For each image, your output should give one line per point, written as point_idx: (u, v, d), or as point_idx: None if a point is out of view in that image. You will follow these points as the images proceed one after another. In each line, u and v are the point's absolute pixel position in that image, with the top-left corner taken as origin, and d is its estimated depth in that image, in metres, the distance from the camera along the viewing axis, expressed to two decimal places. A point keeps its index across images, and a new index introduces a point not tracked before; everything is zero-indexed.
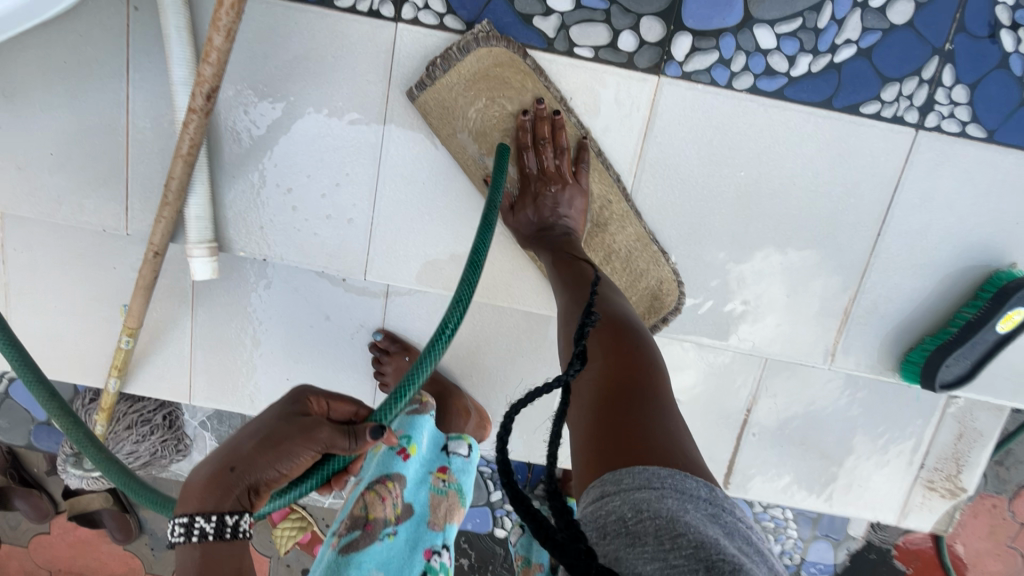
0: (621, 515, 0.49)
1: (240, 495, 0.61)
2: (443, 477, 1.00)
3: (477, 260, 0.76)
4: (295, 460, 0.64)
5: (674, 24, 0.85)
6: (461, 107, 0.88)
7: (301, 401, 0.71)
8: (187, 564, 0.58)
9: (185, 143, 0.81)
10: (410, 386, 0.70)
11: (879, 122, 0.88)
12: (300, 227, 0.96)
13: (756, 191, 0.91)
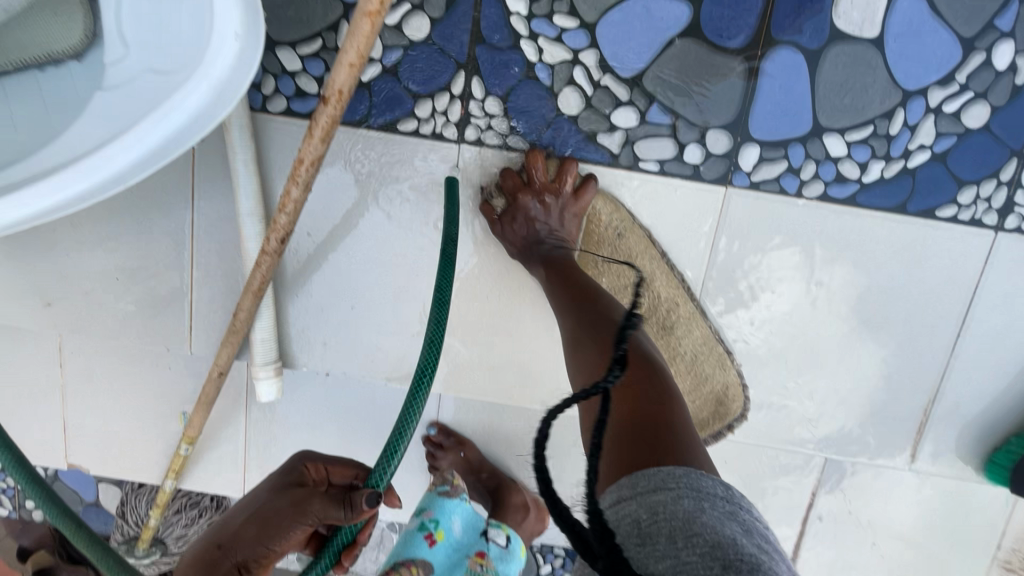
0: (637, 518, 0.54)
1: (229, 569, 0.77)
2: (481, 562, 1.08)
3: (442, 297, 0.78)
4: (282, 534, 0.80)
5: (741, 135, 0.84)
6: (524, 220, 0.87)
7: (299, 470, 0.89)
8: None
9: (255, 280, 0.81)
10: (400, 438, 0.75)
11: (955, 224, 0.86)
12: (363, 340, 0.96)
13: (827, 296, 0.90)
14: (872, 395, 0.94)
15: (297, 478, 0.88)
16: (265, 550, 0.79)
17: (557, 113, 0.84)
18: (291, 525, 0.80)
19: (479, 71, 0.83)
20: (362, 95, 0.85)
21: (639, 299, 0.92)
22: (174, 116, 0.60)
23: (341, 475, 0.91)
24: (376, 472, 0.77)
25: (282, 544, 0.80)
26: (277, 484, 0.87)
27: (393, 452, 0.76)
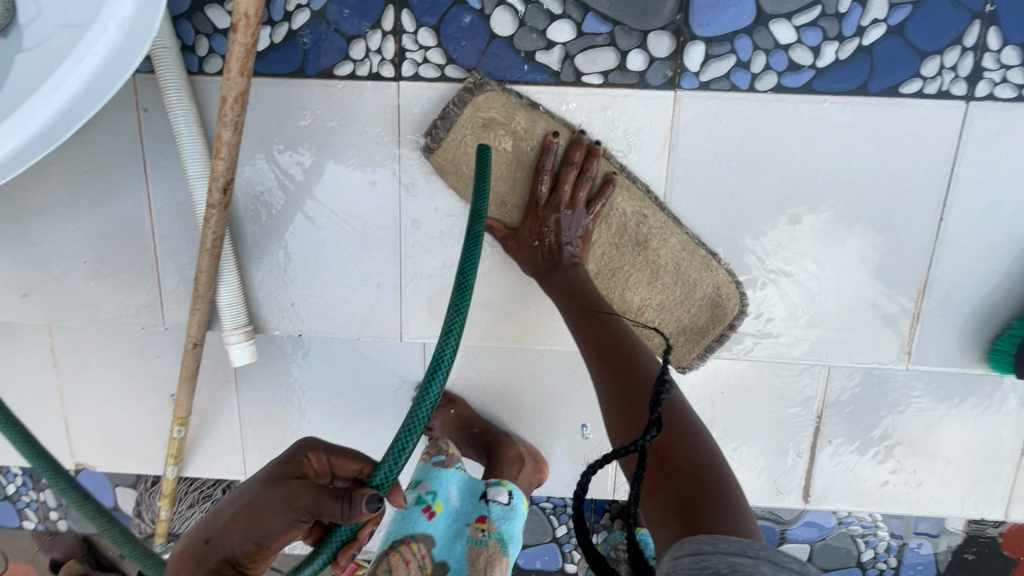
0: (718, 571, 0.56)
1: (218, 563, 0.69)
2: (482, 527, 1.04)
3: (466, 283, 0.71)
4: (274, 528, 0.69)
5: (683, 35, 0.81)
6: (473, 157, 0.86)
7: (298, 461, 0.77)
8: None
9: (208, 238, 0.81)
10: (413, 428, 0.68)
11: (923, 100, 0.81)
12: (329, 297, 0.94)
13: (796, 194, 0.86)
14: (859, 295, 0.90)
15: (295, 471, 0.75)
16: (253, 547, 0.69)
17: (492, 36, 0.82)
18: (281, 523, 0.68)
19: (407, 4, 0.82)
20: (295, 44, 0.84)
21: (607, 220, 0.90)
22: (89, 60, 0.60)
23: (347, 468, 0.81)
24: (382, 472, 0.70)
25: (274, 540, 0.70)
26: (274, 473, 0.75)
27: (403, 450, 0.69)
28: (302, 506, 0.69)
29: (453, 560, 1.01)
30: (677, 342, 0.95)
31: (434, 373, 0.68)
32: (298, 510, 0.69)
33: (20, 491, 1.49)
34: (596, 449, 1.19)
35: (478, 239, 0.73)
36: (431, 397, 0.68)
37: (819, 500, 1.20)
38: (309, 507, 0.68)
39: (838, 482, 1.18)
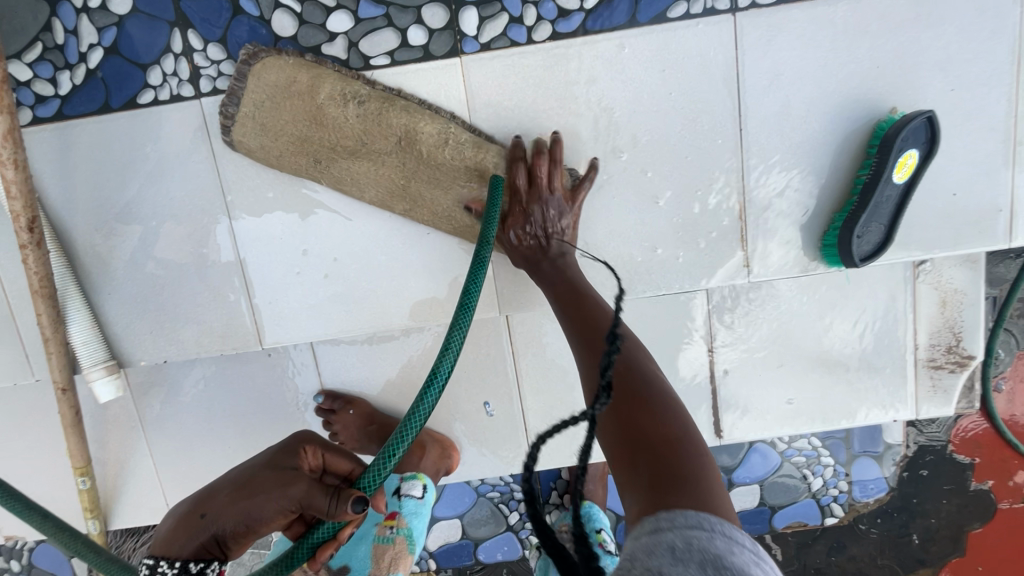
0: (673, 547, 0.44)
1: (207, 540, 0.77)
2: (391, 524, 1.01)
3: (467, 301, 0.78)
4: (262, 516, 0.78)
5: (454, 3, 0.84)
6: (271, 127, 0.87)
7: (296, 452, 0.85)
8: None
9: (34, 280, 0.83)
10: (399, 442, 0.73)
11: (692, 20, 0.84)
12: (185, 319, 0.97)
13: (601, 133, 0.88)
14: (686, 217, 0.92)
15: (291, 462, 0.83)
16: (245, 529, 0.78)
17: (277, 38, 0.86)
18: (272, 508, 0.77)
19: (191, 24, 0.86)
20: (95, 82, 0.88)
21: (412, 150, 0.87)
22: None
23: (338, 466, 0.87)
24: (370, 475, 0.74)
25: (262, 525, 0.78)
26: (272, 462, 0.83)
27: (394, 453, 0.73)
28: (294, 496, 0.78)
29: (354, 561, 0.97)
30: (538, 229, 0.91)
31: (428, 388, 0.73)
32: (290, 498, 0.78)
33: None
34: (503, 424, 1.20)
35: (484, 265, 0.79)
36: (425, 409, 0.72)
37: (734, 431, 1.20)
38: (295, 498, 0.77)
39: (747, 411, 1.18)
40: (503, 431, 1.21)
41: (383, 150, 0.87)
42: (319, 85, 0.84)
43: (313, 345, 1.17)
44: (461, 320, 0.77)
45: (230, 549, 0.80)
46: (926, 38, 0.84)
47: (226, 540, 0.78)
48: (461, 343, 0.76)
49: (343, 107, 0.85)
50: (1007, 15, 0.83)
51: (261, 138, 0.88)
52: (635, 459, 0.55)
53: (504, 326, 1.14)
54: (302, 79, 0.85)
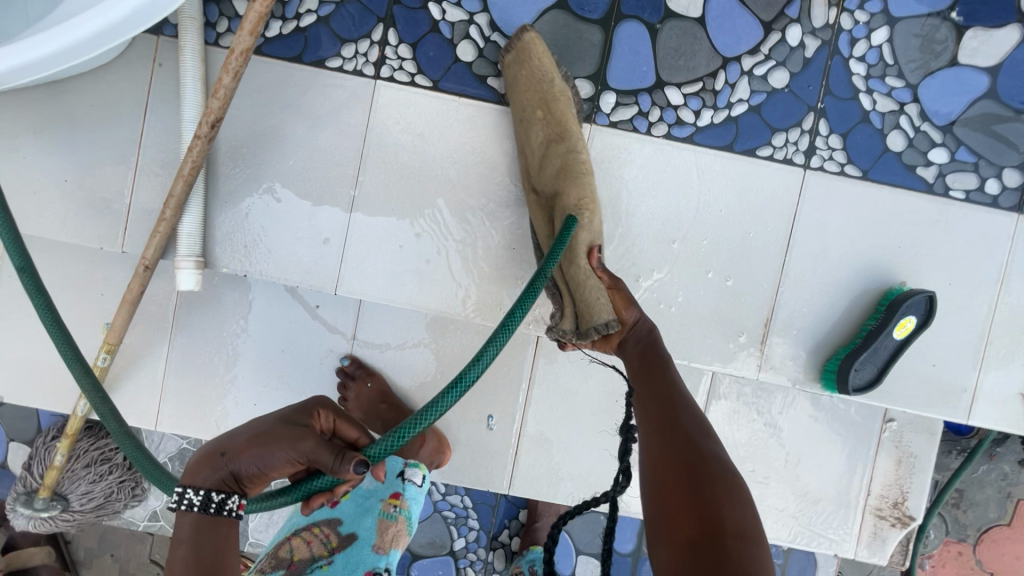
0: None
1: (226, 477, 0.79)
2: (395, 503, 1.02)
3: (509, 323, 0.79)
4: (276, 462, 0.80)
5: (601, 85, 1.06)
6: (529, 75, 1.01)
7: (310, 413, 0.86)
8: (183, 527, 0.77)
9: (187, 165, 0.95)
10: (411, 428, 0.75)
11: (773, 162, 1.06)
12: (279, 246, 1.08)
13: (678, 220, 1.07)
14: (723, 309, 1.09)
15: (304, 420, 0.85)
16: (259, 472, 0.80)
17: (456, 60, 1.06)
18: (284, 458, 0.79)
19: (395, 25, 1.05)
20: (299, 36, 1.05)
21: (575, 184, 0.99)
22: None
23: (346, 433, 0.87)
24: (380, 446, 0.77)
25: (275, 470, 0.80)
26: (286, 415, 0.85)
27: (404, 435, 0.76)
28: (303, 449, 0.79)
29: (362, 530, 0.97)
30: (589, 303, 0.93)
31: (454, 388, 0.76)
32: (300, 451, 0.80)
33: None
34: (499, 440, 1.29)
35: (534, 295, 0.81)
36: (442, 407, 0.75)
37: None
38: (307, 451, 0.79)
39: None
40: (494, 447, 1.30)
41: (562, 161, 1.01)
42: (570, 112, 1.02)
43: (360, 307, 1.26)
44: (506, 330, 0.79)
45: (245, 487, 0.81)
46: (937, 239, 1.07)
47: (242, 479, 0.80)
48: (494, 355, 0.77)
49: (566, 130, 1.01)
50: (999, 245, 1.07)
51: (517, 75, 1.02)
52: (683, 544, 0.65)
53: (532, 349, 1.27)
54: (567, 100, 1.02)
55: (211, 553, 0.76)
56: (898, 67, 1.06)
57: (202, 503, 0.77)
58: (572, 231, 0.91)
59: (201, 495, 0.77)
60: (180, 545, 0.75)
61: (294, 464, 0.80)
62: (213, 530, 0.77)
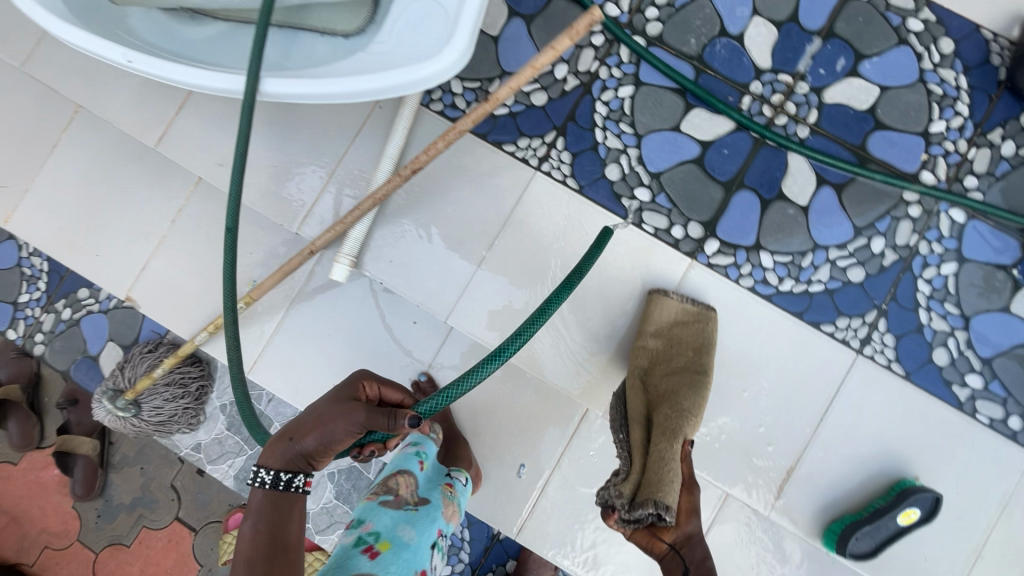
0: None
1: (295, 456, 0.93)
2: (452, 490, 1.20)
3: (545, 310, 1.00)
4: (335, 438, 0.93)
5: (710, 232, 1.29)
6: (674, 319, 1.25)
7: (355, 388, 1.04)
8: (256, 500, 0.91)
9: (380, 191, 1.19)
10: (456, 389, 0.93)
11: (832, 339, 1.25)
12: (415, 270, 1.33)
13: (740, 358, 1.26)
14: (756, 445, 1.25)
15: (352, 395, 1.02)
16: (323, 448, 0.93)
17: (603, 176, 1.31)
18: (342, 429, 0.92)
19: (565, 135, 1.32)
20: (490, 120, 1.33)
21: (670, 407, 1.17)
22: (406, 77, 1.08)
23: (391, 395, 1.08)
24: (428, 403, 0.95)
25: (336, 445, 0.93)
26: (337, 396, 1.00)
27: (450, 394, 0.92)
28: (354, 420, 0.92)
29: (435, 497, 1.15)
30: (654, 488, 1.02)
31: (494, 359, 0.95)
32: (352, 422, 0.93)
33: (29, 305, 1.86)
34: (524, 488, 1.44)
35: (542, 318, 0.99)
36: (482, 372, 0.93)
37: None
38: (360, 423, 0.92)
39: None
40: (518, 494, 1.44)
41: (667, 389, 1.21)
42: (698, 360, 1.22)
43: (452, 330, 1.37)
44: (534, 323, 1.00)
45: (312, 468, 0.95)
46: (955, 450, 1.22)
47: (309, 459, 0.94)
48: (529, 337, 0.98)
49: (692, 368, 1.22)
50: (1009, 474, 1.21)
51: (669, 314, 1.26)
52: None
53: (576, 420, 1.42)
54: (697, 350, 1.23)
55: (277, 521, 0.90)
56: (959, 297, 1.25)
57: (273, 481, 0.91)
58: (605, 241, 1.13)
59: (272, 474, 0.91)
60: (249, 515, 0.89)
61: (341, 440, 0.93)
62: (277, 503, 0.91)
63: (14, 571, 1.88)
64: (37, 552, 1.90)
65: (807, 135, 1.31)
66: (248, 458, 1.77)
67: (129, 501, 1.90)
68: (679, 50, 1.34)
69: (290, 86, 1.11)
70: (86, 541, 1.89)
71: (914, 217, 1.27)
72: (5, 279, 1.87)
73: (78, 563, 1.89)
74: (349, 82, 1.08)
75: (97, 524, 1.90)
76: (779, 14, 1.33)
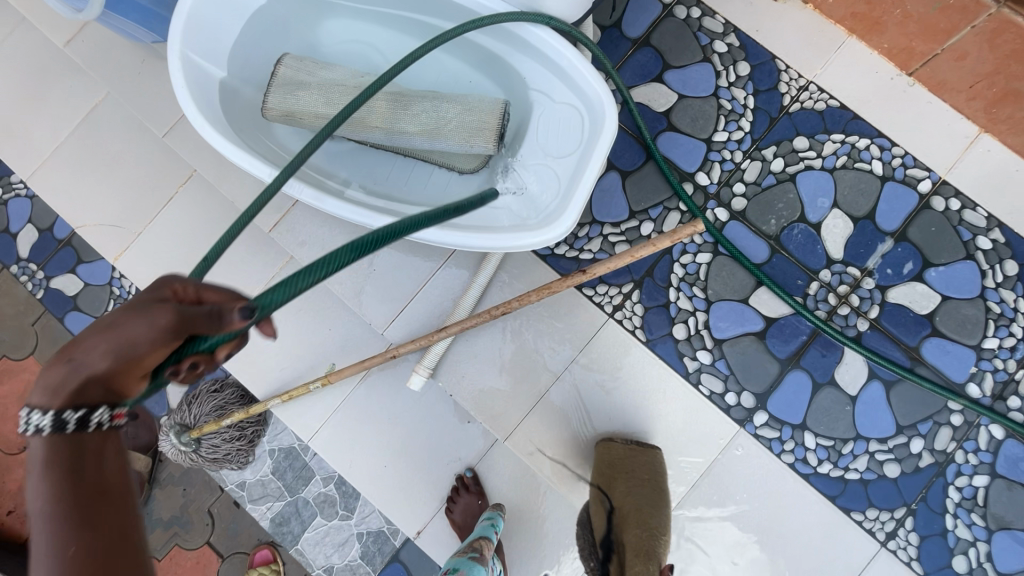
0: None
1: (76, 384, 0.61)
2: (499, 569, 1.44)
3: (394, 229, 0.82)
4: (142, 340, 0.63)
5: (761, 403, 1.38)
6: (619, 455, 1.32)
7: (162, 288, 0.67)
8: (50, 451, 0.59)
9: (468, 321, 1.32)
10: (301, 278, 0.69)
11: (860, 526, 1.33)
12: (483, 387, 1.44)
13: (771, 528, 1.35)
14: None
15: (155, 295, 0.66)
16: (122, 365, 0.63)
17: (669, 333, 1.42)
18: (147, 335, 0.63)
19: (642, 289, 1.43)
20: (574, 263, 1.45)
21: (639, 526, 1.16)
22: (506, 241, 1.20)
23: (221, 292, 0.69)
24: (269, 294, 0.67)
25: (145, 351, 0.64)
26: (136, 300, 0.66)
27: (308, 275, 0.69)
28: (164, 323, 0.63)
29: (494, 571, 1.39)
30: None
31: (316, 267, 0.70)
32: (162, 326, 0.63)
33: None
34: None
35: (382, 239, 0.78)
36: (320, 271, 0.70)
37: None
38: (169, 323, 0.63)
39: None
40: None
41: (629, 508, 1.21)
42: (646, 476, 1.28)
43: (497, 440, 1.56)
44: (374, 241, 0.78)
45: (130, 387, 0.65)
46: None
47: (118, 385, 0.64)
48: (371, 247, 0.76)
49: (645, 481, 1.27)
50: None
51: (607, 453, 1.34)
52: None
53: None
54: (647, 469, 1.29)
55: (80, 474, 0.60)
56: (986, 510, 1.33)
57: (55, 425, 0.59)
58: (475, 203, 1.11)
59: (51, 418, 0.59)
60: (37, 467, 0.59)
61: (168, 347, 0.65)
62: (73, 453, 0.60)
63: None
64: None
65: (866, 329, 1.40)
66: (286, 504, 1.89)
67: (166, 518, 2.02)
68: (759, 227, 1.44)
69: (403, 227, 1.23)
70: None
71: (955, 425, 1.35)
72: (94, 294, 2.02)
73: None
74: (441, 233, 1.20)
75: None
76: (856, 211, 1.44)
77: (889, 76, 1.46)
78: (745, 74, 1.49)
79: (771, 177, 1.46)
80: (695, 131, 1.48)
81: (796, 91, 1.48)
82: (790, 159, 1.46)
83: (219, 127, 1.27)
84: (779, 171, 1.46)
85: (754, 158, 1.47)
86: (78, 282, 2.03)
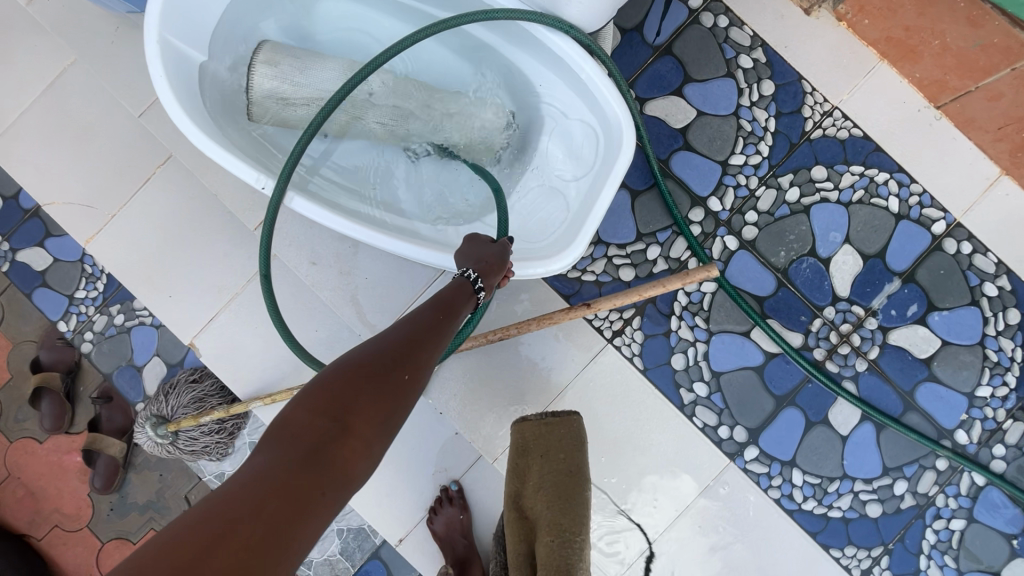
0: None
1: (371, 348, 0.86)
2: None
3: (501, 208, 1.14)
4: (423, 320, 0.92)
5: (752, 438, 1.37)
6: (534, 435, 1.27)
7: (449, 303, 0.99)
8: (338, 370, 0.81)
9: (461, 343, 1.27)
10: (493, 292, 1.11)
11: (836, 562, 1.36)
12: (474, 411, 1.43)
13: (752, 560, 1.37)
14: None
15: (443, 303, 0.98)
16: (398, 336, 0.88)
17: (667, 362, 1.38)
18: (429, 314, 0.94)
19: (642, 316, 1.38)
20: (575, 284, 1.40)
21: (554, 536, 1.16)
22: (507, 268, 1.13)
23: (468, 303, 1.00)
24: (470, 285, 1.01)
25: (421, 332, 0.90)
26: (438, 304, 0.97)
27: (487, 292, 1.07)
28: (442, 308, 0.96)
29: None
30: None
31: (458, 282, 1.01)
32: (443, 311, 0.96)
33: (83, 302, 1.90)
34: None
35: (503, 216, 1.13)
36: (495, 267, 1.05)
37: None
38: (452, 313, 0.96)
39: None
40: None
41: (545, 505, 1.20)
42: (566, 457, 1.24)
43: (481, 457, 1.52)
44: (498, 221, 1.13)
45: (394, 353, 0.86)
46: None
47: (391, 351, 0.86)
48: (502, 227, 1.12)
49: (563, 465, 1.23)
50: None
51: (523, 432, 1.28)
52: None
53: None
54: (566, 448, 1.25)
55: (345, 393, 0.78)
56: (958, 552, 1.36)
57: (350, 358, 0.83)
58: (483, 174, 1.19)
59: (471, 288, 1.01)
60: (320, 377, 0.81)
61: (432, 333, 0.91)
62: (345, 383, 0.79)
63: (22, 542, 1.98)
64: (47, 528, 2.00)
65: (863, 369, 1.39)
66: None
67: (142, 503, 1.98)
68: (768, 259, 1.40)
69: (398, 246, 1.15)
70: (95, 530, 1.99)
71: (939, 470, 1.37)
72: (64, 271, 1.90)
73: (84, 548, 1.99)
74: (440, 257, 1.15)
75: (108, 516, 1.99)
76: (867, 248, 1.40)
77: (918, 106, 1.38)
78: (768, 93, 1.41)
79: (785, 207, 1.40)
80: (711, 152, 1.41)
81: (819, 117, 1.41)
82: (806, 189, 1.40)
83: (202, 121, 1.15)
84: (793, 201, 1.40)
85: (770, 185, 1.40)
86: (46, 257, 1.91)
